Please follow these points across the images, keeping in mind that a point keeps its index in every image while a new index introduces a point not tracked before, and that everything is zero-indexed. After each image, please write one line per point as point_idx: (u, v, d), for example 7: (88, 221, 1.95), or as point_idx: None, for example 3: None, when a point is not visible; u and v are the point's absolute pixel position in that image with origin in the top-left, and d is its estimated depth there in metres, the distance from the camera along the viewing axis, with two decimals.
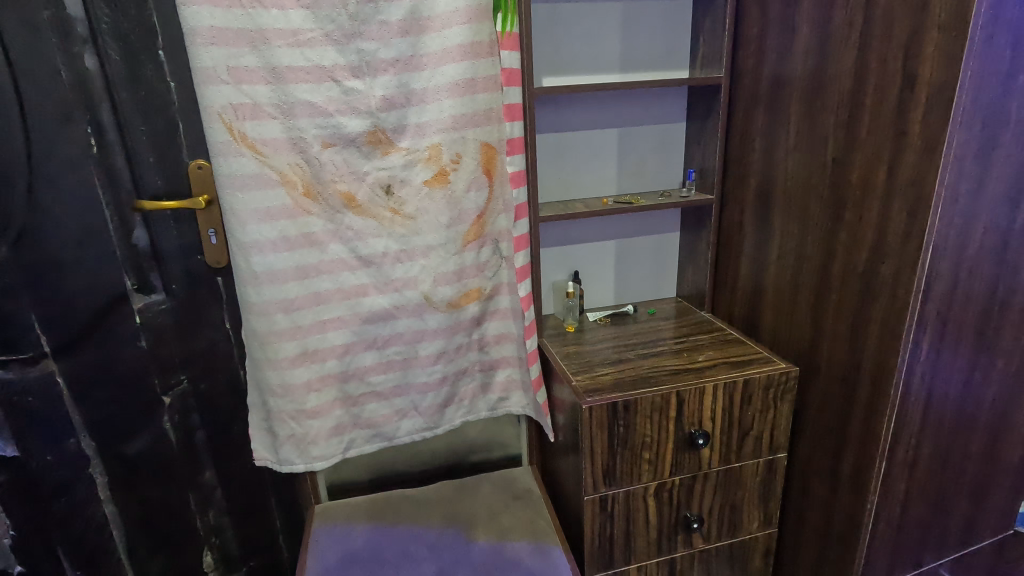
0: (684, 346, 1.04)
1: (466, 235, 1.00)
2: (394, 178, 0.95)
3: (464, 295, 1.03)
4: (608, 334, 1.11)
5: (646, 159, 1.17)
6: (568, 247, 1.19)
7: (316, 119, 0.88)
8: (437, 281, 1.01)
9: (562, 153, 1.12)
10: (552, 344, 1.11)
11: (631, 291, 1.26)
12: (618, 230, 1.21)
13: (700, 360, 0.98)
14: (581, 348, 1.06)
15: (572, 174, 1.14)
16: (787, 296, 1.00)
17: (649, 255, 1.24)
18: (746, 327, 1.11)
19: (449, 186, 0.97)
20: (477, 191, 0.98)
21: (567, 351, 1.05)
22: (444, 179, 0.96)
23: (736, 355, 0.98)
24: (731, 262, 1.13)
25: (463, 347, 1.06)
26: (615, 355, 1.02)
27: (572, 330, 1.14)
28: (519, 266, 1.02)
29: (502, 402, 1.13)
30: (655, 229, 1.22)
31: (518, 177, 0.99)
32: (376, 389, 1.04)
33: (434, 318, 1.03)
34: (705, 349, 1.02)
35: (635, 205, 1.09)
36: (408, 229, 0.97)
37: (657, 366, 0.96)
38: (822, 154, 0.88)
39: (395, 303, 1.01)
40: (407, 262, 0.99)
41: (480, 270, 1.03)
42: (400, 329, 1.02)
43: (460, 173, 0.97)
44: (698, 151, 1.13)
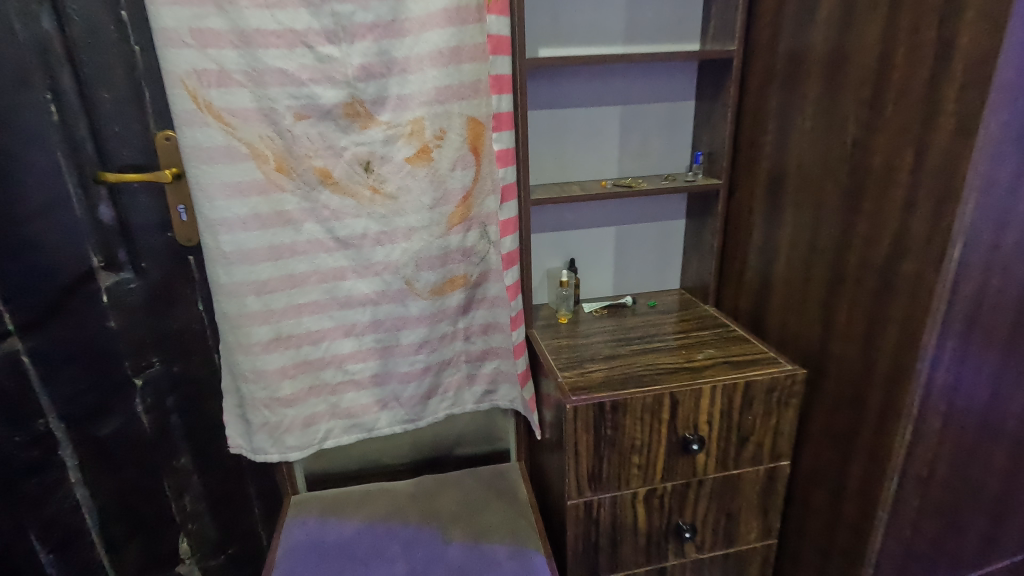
0: (684, 342, 0.96)
1: (452, 217, 0.93)
2: (373, 154, 0.88)
3: (449, 281, 0.97)
4: (603, 327, 1.04)
5: (651, 140, 1.08)
6: (563, 233, 1.12)
7: (288, 88, 0.82)
8: (419, 265, 0.94)
9: (559, 131, 1.04)
10: (543, 336, 1.04)
11: (631, 281, 1.19)
12: (618, 216, 1.13)
13: (700, 359, 0.90)
14: (573, 341, 0.99)
15: (569, 154, 1.06)
16: (797, 292, 0.92)
17: (651, 244, 1.17)
18: (752, 323, 1.03)
19: (432, 163, 0.90)
20: (463, 170, 0.92)
21: (558, 344, 0.98)
22: (428, 156, 0.89)
23: (740, 355, 0.91)
24: (739, 253, 1.05)
25: (447, 337, 1.00)
26: (608, 349, 0.95)
27: (565, 322, 1.07)
28: (506, 252, 0.97)
29: (489, 394, 1.07)
30: (658, 216, 1.15)
31: (506, 156, 0.92)
32: (354, 378, 0.99)
33: (416, 304, 0.96)
34: (707, 346, 0.94)
35: (635, 188, 1.01)
36: (388, 209, 0.91)
37: (651, 364, 0.89)
38: (841, 135, 0.80)
39: (375, 289, 0.95)
40: (388, 245, 0.93)
41: (466, 255, 0.96)
42: (380, 316, 0.96)
43: (445, 150, 0.90)
44: (707, 132, 1.05)
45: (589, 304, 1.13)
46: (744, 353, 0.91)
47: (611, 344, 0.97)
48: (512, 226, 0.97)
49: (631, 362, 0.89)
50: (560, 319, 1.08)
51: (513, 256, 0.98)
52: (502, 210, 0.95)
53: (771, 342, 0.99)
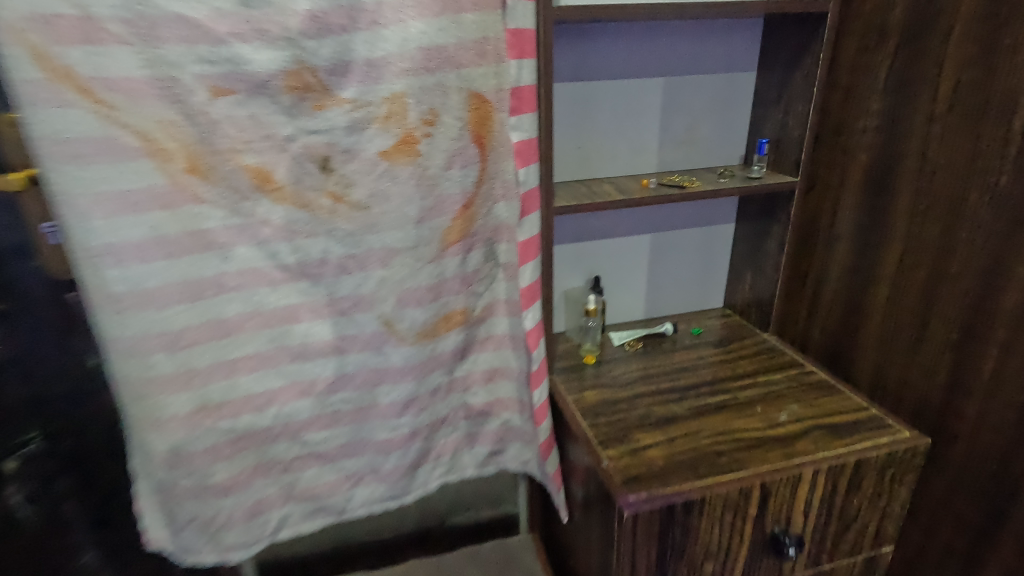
0: (758, 394, 0.74)
1: (447, 234, 0.67)
2: (333, 146, 0.61)
3: (442, 320, 0.71)
4: (645, 368, 0.81)
5: (700, 123, 0.86)
6: (586, 244, 0.87)
7: (197, 47, 0.54)
8: (401, 301, 0.68)
9: (587, 111, 0.80)
10: (566, 385, 0.80)
11: (667, 301, 0.96)
12: (655, 221, 0.89)
13: (787, 424, 0.68)
14: (611, 392, 0.76)
15: (597, 142, 0.83)
16: (905, 329, 0.70)
17: (694, 255, 0.94)
18: (831, 361, 0.82)
19: (417, 159, 0.63)
20: (464, 168, 0.65)
21: (592, 398, 0.75)
22: (412, 149, 0.62)
23: (836, 416, 0.69)
24: (814, 271, 0.82)
25: (441, 390, 0.76)
26: (660, 406, 0.72)
27: (592, 361, 0.83)
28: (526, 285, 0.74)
29: (494, 456, 0.83)
30: (703, 220, 0.91)
31: (528, 153, 0.69)
32: (317, 450, 0.73)
33: (399, 352, 0.71)
34: (791, 402, 0.72)
35: (687, 189, 0.77)
36: (357, 225, 0.64)
37: (725, 432, 0.66)
38: (1002, 121, 0.57)
39: (341, 333, 0.69)
40: (358, 274, 0.66)
41: (467, 284, 0.71)
42: (350, 370, 0.71)
43: (436, 140, 0.63)
44: (775, 113, 0.81)
45: (620, 334, 0.90)
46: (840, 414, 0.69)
47: (660, 396, 0.74)
48: (534, 247, 0.74)
49: (697, 430, 0.67)
50: (586, 358, 0.84)
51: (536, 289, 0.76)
52: (522, 228, 0.72)
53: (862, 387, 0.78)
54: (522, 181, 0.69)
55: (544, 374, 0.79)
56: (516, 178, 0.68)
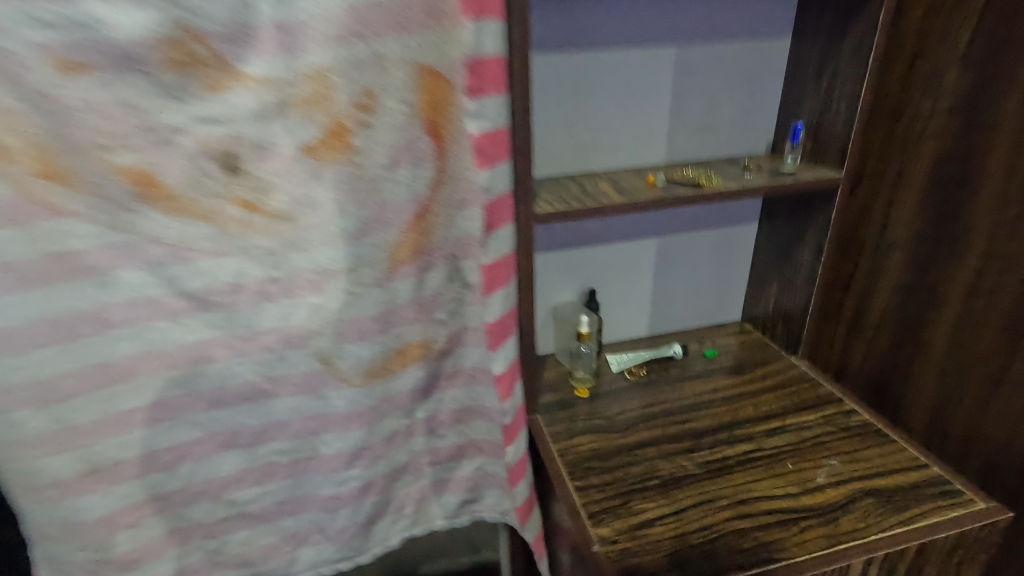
0: (788, 444, 0.66)
1: (398, 251, 0.52)
2: (240, 140, 0.46)
3: (395, 356, 0.57)
4: (651, 405, 0.71)
5: (721, 107, 0.78)
6: (579, 252, 0.76)
7: (31, 4, 0.39)
8: (342, 334, 0.54)
9: (597, 97, 0.72)
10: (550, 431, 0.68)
11: (677, 311, 0.86)
12: (666, 226, 0.79)
13: (825, 488, 0.61)
14: (608, 443, 0.65)
15: (603, 126, 0.74)
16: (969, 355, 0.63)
17: (710, 261, 0.84)
18: (876, 390, 0.74)
19: (351, 156, 0.48)
20: (415, 167, 0.50)
21: (586, 449, 0.64)
22: (344, 144, 0.47)
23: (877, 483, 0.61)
24: (859, 289, 0.75)
25: (399, 436, 0.62)
26: (669, 461, 0.63)
27: (582, 396, 0.71)
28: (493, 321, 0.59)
29: (468, 505, 0.71)
30: (720, 224, 0.82)
31: (489, 156, 0.53)
32: (247, 509, 0.61)
33: (343, 396, 0.57)
34: (827, 455, 0.65)
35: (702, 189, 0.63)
36: (278, 241, 0.50)
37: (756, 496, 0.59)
38: None
39: (268, 374, 0.55)
40: (284, 301, 0.52)
41: (426, 311, 0.56)
42: (281, 416, 0.57)
43: (375, 130, 0.48)
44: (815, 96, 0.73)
45: (617, 359, 0.79)
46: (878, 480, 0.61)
47: (684, 441, 0.66)
48: (503, 271, 0.59)
49: (725, 486, 0.60)
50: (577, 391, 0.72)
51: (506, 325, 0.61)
52: (485, 252, 0.56)
53: (909, 420, 0.71)
54: (485, 186, 0.53)
55: (523, 415, 0.66)
56: (477, 185, 0.53)
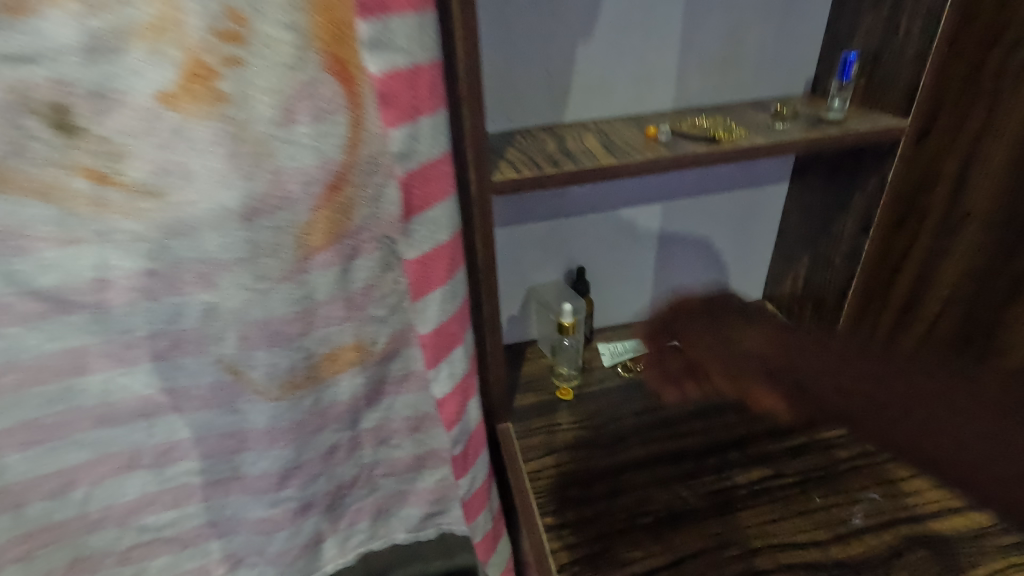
0: (820, 470, 0.64)
1: (311, 235, 0.39)
2: (69, 88, 0.33)
3: (323, 362, 0.46)
4: (647, 411, 0.71)
5: (748, 39, 0.68)
6: (567, 222, 0.76)
7: None
8: (248, 340, 0.43)
9: (607, 33, 0.64)
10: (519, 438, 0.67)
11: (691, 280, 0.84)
12: (673, 191, 0.77)
13: (861, 534, 0.57)
14: (595, 459, 0.65)
15: (614, 66, 0.66)
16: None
17: (729, 228, 0.82)
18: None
19: (220, 107, 0.34)
20: (319, 121, 0.36)
21: (564, 466, 0.64)
22: (210, 89, 0.33)
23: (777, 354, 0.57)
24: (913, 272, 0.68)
25: (342, 449, 0.52)
26: (664, 490, 0.61)
27: (567, 399, 0.73)
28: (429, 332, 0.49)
29: (433, 518, 0.61)
30: (742, 184, 0.79)
31: (401, 112, 0.39)
32: (165, 534, 0.52)
33: (261, 411, 0.46)
34: (868, 488, 0.62)
35: (719, 145, 0.49)
36: (147, 225, 0.38)
37: (772, 524, 0.58)
38: None
39: (164, 387, 0.45)
40: (169, 300, 0.41)
41: (358, 308, 0.44)
42: (189, 433, 0.47)
43: (252, 69, 0.34)
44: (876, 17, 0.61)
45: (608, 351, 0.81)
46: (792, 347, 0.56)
47: (705, 462, 0.64)
48: (441, 265, 0.47)
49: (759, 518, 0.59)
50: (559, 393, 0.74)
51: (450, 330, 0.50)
52: (408, 246, 0.44)
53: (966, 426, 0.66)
54: (399, 152, 0.40)
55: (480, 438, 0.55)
56: (393, 150, 0.40)
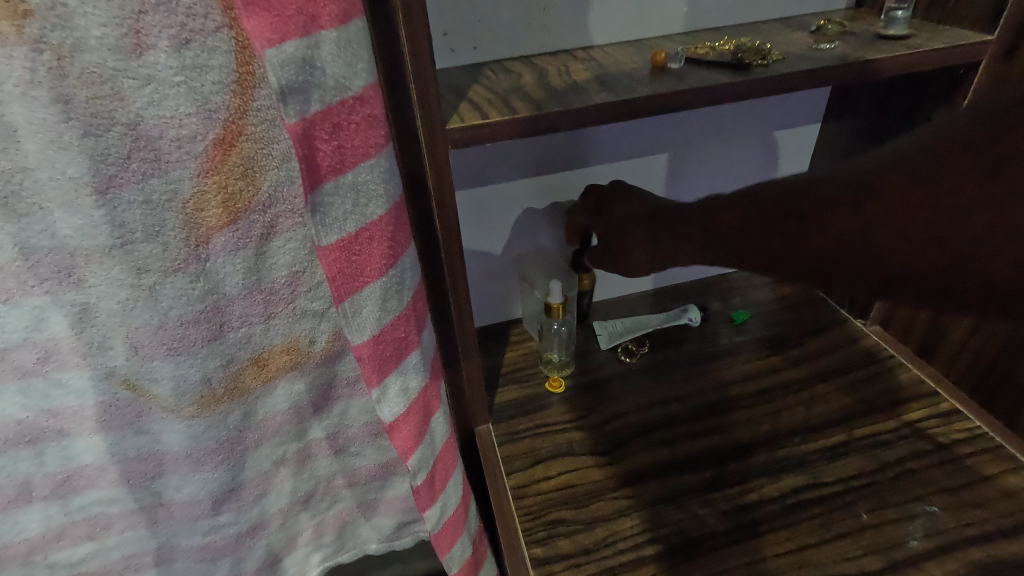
0: (866, 476, 0.56)
1: (201, 211, 0.29)
2: None
3: (247, 369, 0.36)
4: (656, 406, 0.63)
5: None
6: (559, 175, 0.65)
7: None
8: (141, 348, 0.33)
9: None
10: (501, 444, 0.59)
11: None
12: (684, 135, 0.66)
13: (922, 560, 0.49)
14: (598, 471, 0.56)
15: None
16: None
17: (749, 177, 0.72)
18: (994, 371, 0.60)
19: (23, 26, 0.23)
20: (182, 48, 0.25)
21: (558, 482, 0.55)
22: None
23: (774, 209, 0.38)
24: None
25: (288, 463, 0.44)
26: (677, 509, 0.53)
27: (559, 391, 0.65)
28: (366, 340, 0.31)
29: (409, 527, 0.53)
30: (763, 125, 0.68)
31: (275, 20, 0.22)
32: (83, 569, 0.43)
33: (175, 430, 0.37)
34: (925, 499, 0.53)
35: (752, 73, 0.38)
36: None
37: (810, 551, 0.50)
38: None
39: (47, 407, 0.35)
40: (28, 302, 0.31)
41: (284, 300, 0.34)
42: (90, 459, 0.38)
43: None
44: None
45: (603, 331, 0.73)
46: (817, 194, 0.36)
47: (716, 468, 0.56)
48: (383, 245, 0.29)
49: (798, 539, 0.51)
50: (551, 381, 0.66)
51: (401, 338, 0.33)
52: (319, 228, 0.27)
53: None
54: (288, 88, 0.23)
55: (454, 454, 0.41)
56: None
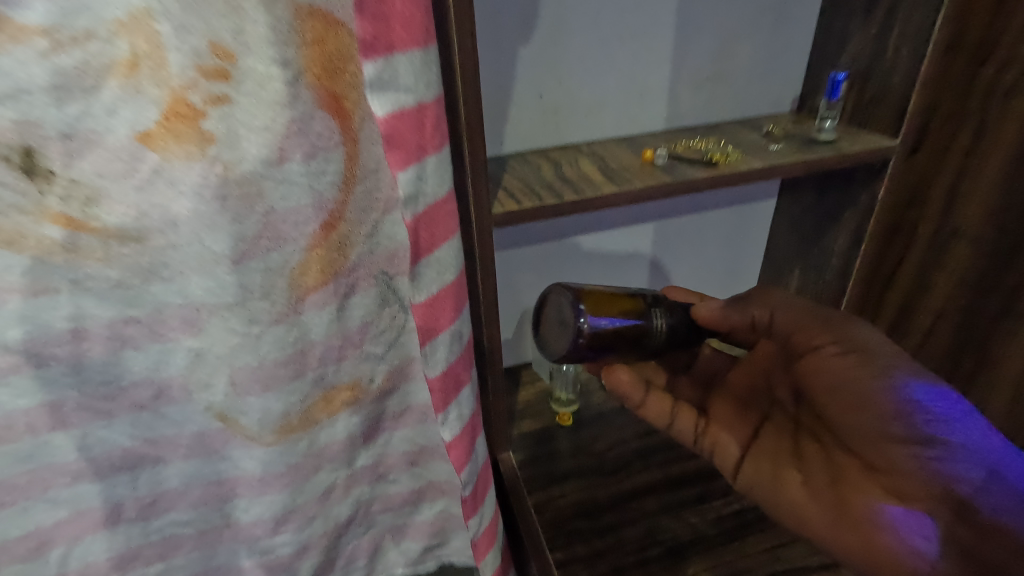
0: None
1: (304, 275, 0.37)
2: (48, 128, 0.30)
3: (318, 404, 0.44)
4: (649, 434, 0.72)
5: (733, 56, 0.69)
6: (559, 240, 0.75)
7: None
8: (238, 385, 0.40)
9: (592, 53, 0.64)
10: (522, 467, 0.67)
11: None
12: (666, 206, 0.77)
13: None
14: (603, 488, 0.65)
15: (602, 84, 0.66)
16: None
17: (721, 240, 0.84)
18: None
19: (206, 149, 0.32)
20: (311, 159, 0.34)
21: (572, 498, 0.63)
22: (190, 127, 0.31)
23: (863, 383, 0.53)
24: (903, 293, 0.70)
25: (338, 490, 0.50)
26: (674, 518, 0.62)
27: (568, 424, 0.73)
28: (437, 375, 0.48)
29: (433, 550, 0.59)
30: (731, 197, 0.80)
31: (403, 154, 0.38)
32: None
33: (252, 456, 0.44)
34: None
35: (719, 168, 0.49)
36: (126, 269, 0.35)
37: (782, 549, 0.60)
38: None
39: (149, 437, 0.42)
40: (152, 347, 0.38)
41: (354, 345, 0.42)
42: (175, 484, 0.44)
43: (238, 106, 0.31)
44: (855, 40, 0.63)
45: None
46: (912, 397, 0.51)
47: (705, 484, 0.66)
48: (449, 303, 0.46)
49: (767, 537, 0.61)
50: (562, 418, 0.73)
51: (458, 373, 0.50)
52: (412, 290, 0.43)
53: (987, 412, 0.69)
54: (407, 198, 0.39)
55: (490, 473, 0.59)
56: (400, 194, 0.39)
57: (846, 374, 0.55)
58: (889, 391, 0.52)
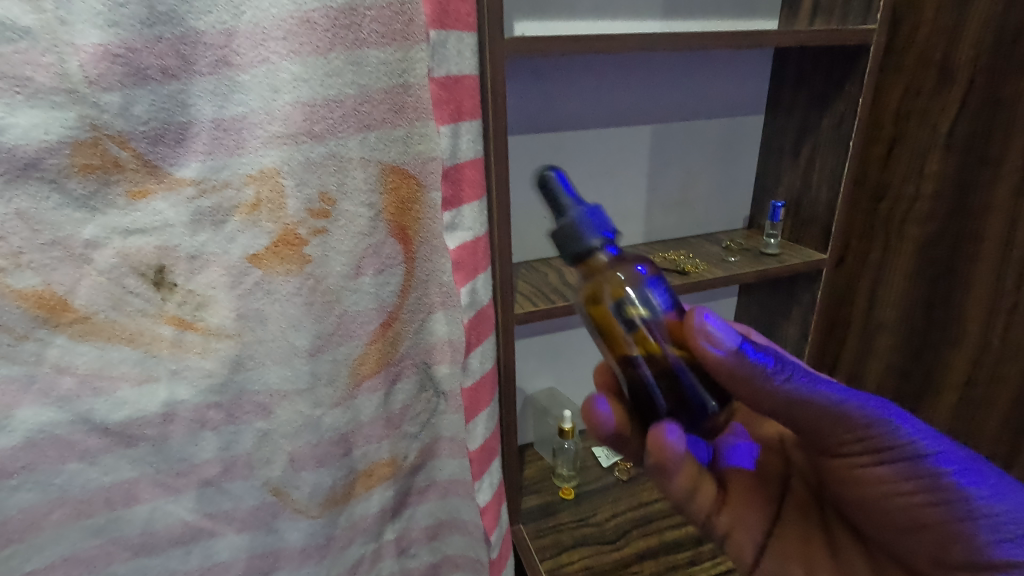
0: None
1: (364, 362, 0.46)
2: (182, 250, 0.39)
3: (360, 478, 0.50)
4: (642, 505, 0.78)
5: (695, 181, 0.84)
6: (556, 333, 0.85)
7: None
8: (296, 461, 0.46)
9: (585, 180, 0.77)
10: (531, 538, 0.72)
11: None
12: None
13: None
14: (606, 554, 0.70)
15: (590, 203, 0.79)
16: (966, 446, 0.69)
17: None
18: None
19: (304, 267, 0.42)
20: (381, 273, 0.45)
21: (580, 564, 0.69)
22: (295, 251, 0.41)
23: (917, 495, 0.46)
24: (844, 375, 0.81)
25: (365, 563, 0.54)
26: None
27: (568, 497, 0.79)
28: (476, 447, 0.57)
29: None
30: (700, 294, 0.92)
31: (468, 273, 0.51)
32: None
33: (298, 529, 0.49)
34: None
35: (693, 276, 0.61)
36: (219, 362, 0.42)
37: None
38: (954, 257, 0.65)
39: (207, 512, 0.46)
40: (227, 429, 0.44)
41: (395, 424, 0.50)
42: (223, 557, 0.48)
43: (332, 236, 0.42)
44: (792, 173, 0.79)
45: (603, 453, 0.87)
46: (978, 509, 0.44)
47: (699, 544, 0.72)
48: (486, 389, 0.57)
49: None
50: (563, 491, 0.79)
51: (490, 447, 0.59)
52: (442, 379, 0.51)
53: None
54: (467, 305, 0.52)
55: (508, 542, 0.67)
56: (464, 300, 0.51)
57: (889, 478, 0.48)
58: (950, 510, 0.45)
